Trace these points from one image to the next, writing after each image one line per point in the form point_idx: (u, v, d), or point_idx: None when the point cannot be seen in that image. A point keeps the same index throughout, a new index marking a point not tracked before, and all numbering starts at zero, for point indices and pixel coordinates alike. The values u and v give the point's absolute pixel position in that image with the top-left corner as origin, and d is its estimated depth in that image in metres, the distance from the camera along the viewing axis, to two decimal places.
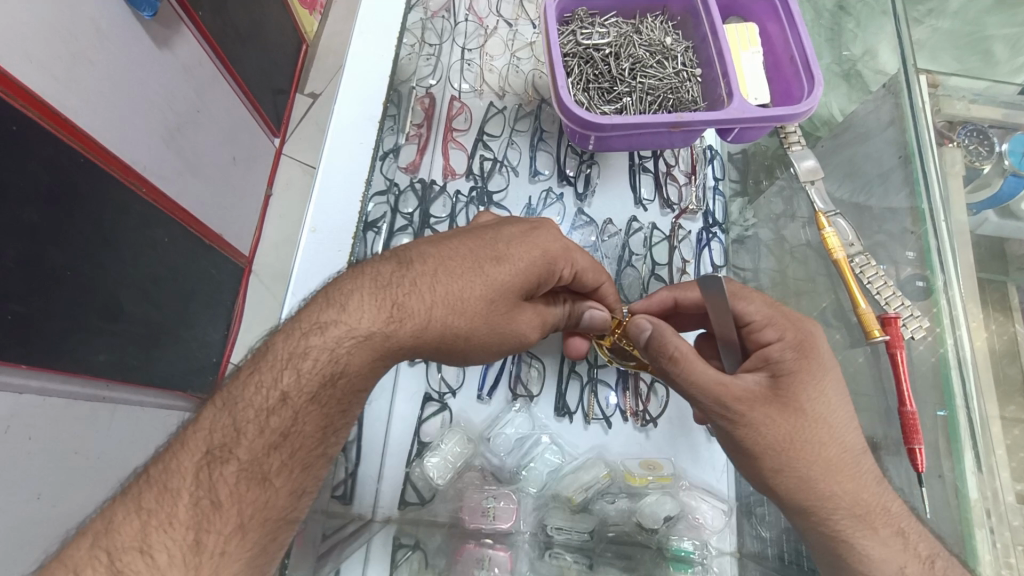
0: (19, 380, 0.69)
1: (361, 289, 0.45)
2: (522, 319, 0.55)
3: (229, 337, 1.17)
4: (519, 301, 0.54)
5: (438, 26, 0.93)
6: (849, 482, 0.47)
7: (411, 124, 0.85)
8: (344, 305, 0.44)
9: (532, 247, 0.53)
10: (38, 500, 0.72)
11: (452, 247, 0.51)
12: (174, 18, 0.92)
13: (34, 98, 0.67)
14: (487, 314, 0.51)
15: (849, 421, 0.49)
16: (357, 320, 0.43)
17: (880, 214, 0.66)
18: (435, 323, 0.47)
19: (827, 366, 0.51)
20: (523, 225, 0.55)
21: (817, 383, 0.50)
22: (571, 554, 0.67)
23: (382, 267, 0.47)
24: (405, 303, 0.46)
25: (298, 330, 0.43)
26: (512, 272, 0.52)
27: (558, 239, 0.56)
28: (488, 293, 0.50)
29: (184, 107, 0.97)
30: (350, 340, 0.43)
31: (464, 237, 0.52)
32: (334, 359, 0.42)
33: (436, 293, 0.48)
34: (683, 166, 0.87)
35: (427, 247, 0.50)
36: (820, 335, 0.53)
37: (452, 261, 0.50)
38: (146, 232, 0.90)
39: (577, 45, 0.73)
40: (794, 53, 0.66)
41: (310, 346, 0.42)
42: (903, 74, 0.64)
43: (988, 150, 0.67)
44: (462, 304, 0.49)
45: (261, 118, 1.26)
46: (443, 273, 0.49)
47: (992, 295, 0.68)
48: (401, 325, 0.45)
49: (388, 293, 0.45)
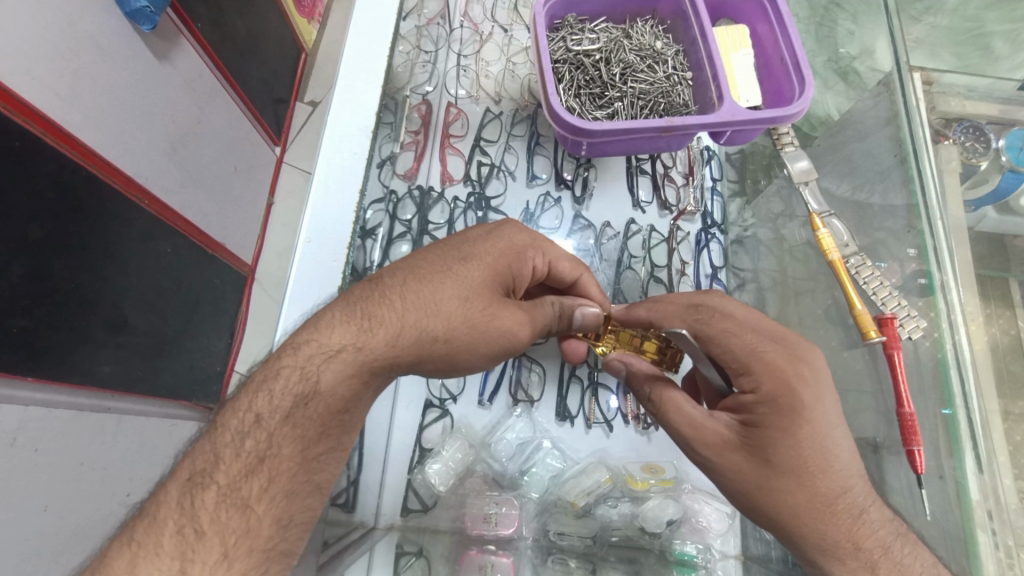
0: (26, 393, 0.70)
1: (335, 307, 0.47)
2: (500, 314, 0.52)
3: (233, 346, 1.17)
4: (499, 299, 0.53)
5: (434, 33, 0.94)
6: (827, 517, 0.47)
7: (407, 131, 0.87)
8: (316, 326, 0.46)
9: (495, 245, 0.55)
10: (46, 512, 0.72)
11: (421, 258, 0.52)
12: (174, 31, 0.93)
13: (37, 114, 0.68)
14: (464, 312, 0.50)
15: (836, 459, 0.47)
16: (327, 337, 0.45)
17: (879, 213, 0.66)
18: (404, 330, 0.47)
19: (805, 405, 0.47)
20: (487, 227, 0.58)
21: (794, 433, 0.47)
22: (575, 560, 0.68)
23: (355, 290, 0.49)
24: (374, 313, 0.47)
25: (275, 354, 0.45)
26: (483, 272, 0.53)
27: (519, 231, 0.58)
28: (460, 293, 0.50)
29: (185, 119, 0.98)
30: (320, 356, 0.44)
31: (433, 248, 0.54)
32: (304, 375, 0.43)
33: (405, 302, 0.48)
34: (681, 167, 0.87)
35: (399, 265, 0.52)
36: (811, 363, 0.49)
37: (420, 267, 0.51)
38: (150, 243, 0.91)
39: (567, 51, 0.73)
40: (784, 54, 0.66)
41: (287, 359, 0.44)
42: (897, 73, 0.64)
43: (985, 146, 0.66)
44: (433, 308, 0.49)
45: (262, 128, 1.27)
46: (412, 280, 0.50)
47: (996, 291, 0.68)
48: (371, 333, 0.46)
49: (359, 307, 0.47)
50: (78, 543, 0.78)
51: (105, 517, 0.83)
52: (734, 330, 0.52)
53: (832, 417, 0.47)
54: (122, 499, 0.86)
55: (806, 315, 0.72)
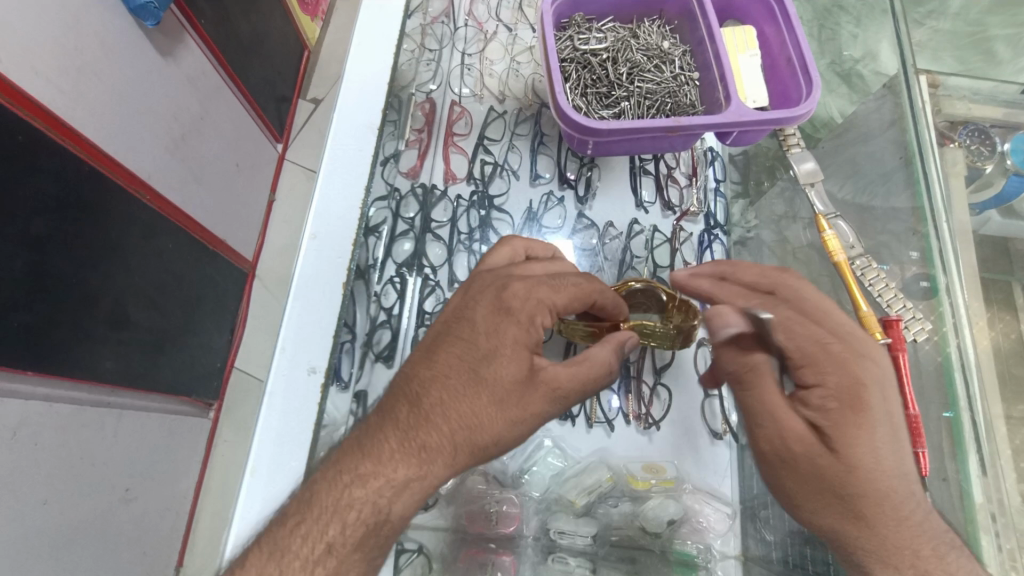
0: (26, 388, 0.70)
1: (385, 434, 0.47)
2: (544, 396, 0.50)
3: (233, 342, 1.17)
4: (538, 387, 0.50)
5: (438, 31, 0.94)
6: (893, 522, 0.46)
7: (411, 128, 0.86)
8: (377, 457, 0.45)
9: (512, 325, 0.51)
10: (45, 507, 0.72)
11: (447, 365, 0.49)
12: (178, 27, 0.93)
13: (40, 109, 0.68)
14: (514, 412, 0.49)
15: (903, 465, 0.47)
16: (393, 471, 0.45)
17: (883, 215, 0.66)
18: (462, 446, 0.47)
19: (875, 413, 0.47)
20: (492, 299, 0.52)
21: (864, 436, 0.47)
22: (575, 559, 0.68)
23: (397, 409, 0.48)
24: (426, 435, 0.46)
25: (340, 482, 0.45)
26: (515, 361, 0.49)
27: (531, 298, 0.52)
28: (503, 396, 0.48)
29: (188, 115, 0.98)
30: (389, 489, 0.45)
31: (451, 342, 0.51)
32: (376, 510, 0.44)
33: (453, 419, 0.47)
34: (684, 168, 0.87)
35: (428, 372, 0.49)
36: (874, 370, 0.49)
37: (449, 375, 0.49)
38: (153, 239, 0.91)
39: (574, 51, 0.73)
40: (791, 54, 0.66)
41: (351, 499, 0.44)
42: (903, 76, 0.64)
43: (989, 150, 0.66)
44: (480, 421, 0.48)
45: (264, 125, 1.27)
46: (450, 393, 0.48)
47: (999, 294, 0.68)
48: (432, 457, 0.46)
49: (410, 432, 0.46)
50: (77, 538, 0.78)
51: (105, 512, 0.82)
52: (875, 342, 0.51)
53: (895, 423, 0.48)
54: (122, 494, 0.86)
55: None
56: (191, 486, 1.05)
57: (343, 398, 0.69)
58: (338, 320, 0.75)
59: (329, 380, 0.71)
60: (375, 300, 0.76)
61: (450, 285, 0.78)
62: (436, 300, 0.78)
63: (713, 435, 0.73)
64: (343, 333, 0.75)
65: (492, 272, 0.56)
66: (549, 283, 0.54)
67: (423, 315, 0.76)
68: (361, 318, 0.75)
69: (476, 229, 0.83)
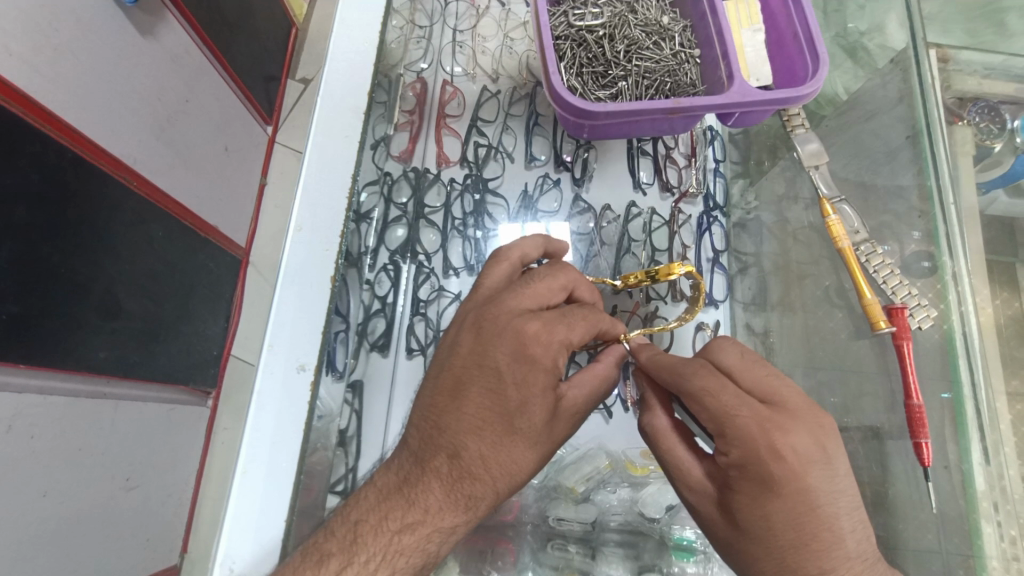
0: (18, 380, 0.69)
1: (428, 486, 0.48)
2: (568, 424, 0.51)
3: (229, 330, 1.15)
4: (563, 420, 0.50)
5: (428, 7, 0.91)
6: (779, 568, 0.43)
7: (401, 111, 0.84)
8: (426, 506, 0.47)
9: (537, 371, 0.48)
10: (44, 498, 0.72)
11: (476, 411, 0.48)
12: (158, 5, 0.90)
13: (16, 91, 0.66)
14: (546, 447, 0.50)
15: (824, 517, 0.42)
16: (441, 519, 0.47)
17: (888, 195, 0.64)
18: (503, 490, 0.48)
19: (778, 479, 0.42)
20: (514, 346, 0.48)
21: (762, 496, 0.43)
22: (575, 545, 0.68)
23: (434, 460, 0.48)
24: (470, 486, 0.48)
25: (389, 528, 0.47)
26: (543, 407, 0.48)
27: (553, 342, 0.49)
28: (536, 440, 0.49)
29: (172, 96, 0.95)
30: (438, 534, 0.47)
31: (476, 391, 0.48)
32: (426, 552, 0.47)
33: (493, 470, 0.48)
34: (683, 148, 0.84)
35: (459, 420, 0.48)
36: (793, 430, 0.43)
37: (482, 429, 0.48)
38: (143, 226, 0.89)
39: (569, 28, 0.71)
40: (798, 29, 0.63)
41: (402, 546, 0.47)
42: (911, 49, 0.62)
43: (999, 128, 0.65)
44: (515, 468, 0.48)
45: (253, 107, 1.24)
46: (487, 446, 0.47)
47: (1003, 275, 0.66)
48: (477, 502, 0.48)
49: (454, 484, 0.47)
50: (79, 527, 0.77)
51: (105, 502, 0.82)
52: (715, 388, 0.46)
53: (836, 475, 0.43)
54: (121, 483, 0.86)
55: (809, 298, 0.71)
56: (191, 474, 1.04)
57: (339, 387, 0.69)
58: (332, 305, 0.69)
59: (322, 370, 0.67)
60: (368, 287, 0.76)
61: (444, 272, 0.79)
62: (431, 288, 0.78)
63: None
64: (336, 321, 0.70)
65: (505, 307, 0.51)
66: (565, 318, 0.50)
67: (419, 303, 0.77)
68: (354, 306, 0.73)
69: (470, 215, 0.81)
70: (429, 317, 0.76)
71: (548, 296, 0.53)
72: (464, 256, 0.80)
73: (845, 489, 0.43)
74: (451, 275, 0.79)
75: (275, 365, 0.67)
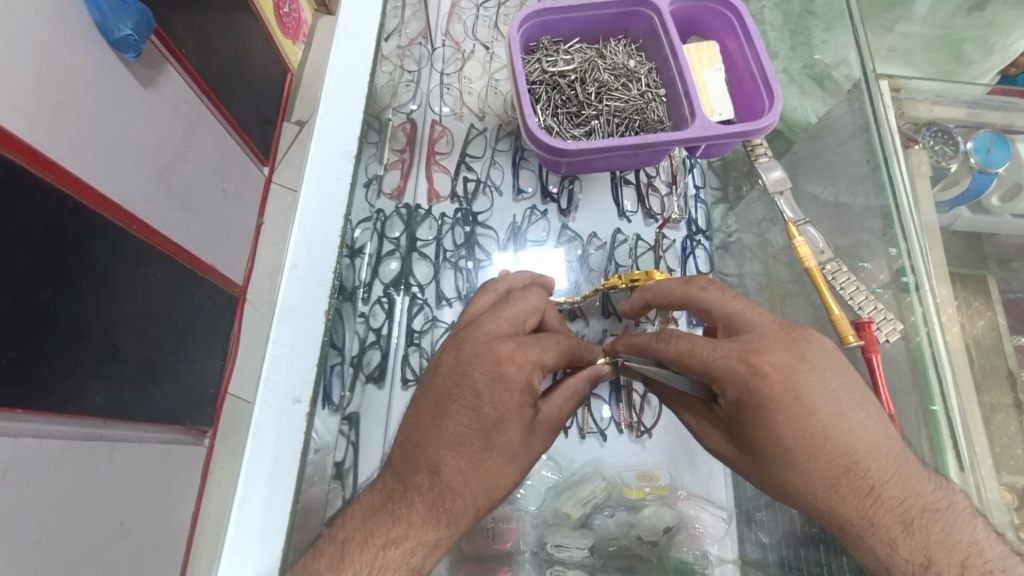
0: (16, 425, 0.70)
1: (410, 502, 0.49)
2: (544, 437, 0.53)
3: (227, 368, 1.15)
4: (536, 432, 0.52)
5: (416, 53, 0.96)
6: (821, 481, 0.45)
7: (392, 150, 0.88)
8: (408, 521, 0.48)
9: (510, 391, 0.49)
10: (38, 544, 0.71)
11: (455, 430, 0.49)
12: (157, 58, 0.95)
13: (21, 145, 0.69)
14: (524, 460, 0.51)
15: (829, 419, 0.45)
16: (424, 534, 0.48)
17: (859, 215, 0.67)
18: (484, 505, 0.49)
19: (772, 398, 0.45)
20: (488, 366, 0.49)
21: (768, 420, 0.46)
22: (573, 572, 0.67)
23: (415, 477, 0.49)
24: (451, 501, 0.49)
25: (374, 543, 0.48)
26: (519, 423, 0.50)
27: (527, 362, 0.49)
28: (512, 456, 0.50)
29: (171, 143, 0.98)
30: (421, 549, 0.48)
31: (455, 410, 0.49)
32: (409, 566, 0.47)
33: (473, 486, 0.49)
34: (664, 176, 0.88)
35: (437, 439, 0.49)
36: (766, 354, 0.45)
37: (460, 446, 0.49)
38: (141, 269, 0.91)
39: (543, 73, 0.74)
40: (754, 69, 0.67)
41: (387, 561, 0.47)
42: (864, 82, 0.67)
43: (953, 149, 0.68)
44: (494, 481, 0.50)
45: (250, 149, 1.28)
46: (466, 463, 0.49)
47: (974, 287, 0.69)
48: (458, 517, 0.49)
49: (435, 500, 0.49)
50: (73, 573, 0.77)
51: (100, 547, 0.81)
52: (688, 346, 0.48)
53: (825, 381, 0.45)
54: (117, 527, 0.85)
55: (792, 316, 0.73)
56: (189, 516, 1.03)
57: (334, 419, 0.68)
58: (326, 335, 0.71)
59: (318, 403, 0.67)
60: (363, 319, 0.78)
61: (437, 303, 0.81)
62: (424, 318, 0.80)
63: None
64: (331, 354, 0.72)
65: (483, 330, 0.51)
66: (539, 339, 0.51)
67: (413, 334, 0.78)
68: (349, 339, 0.75)
69: (462, 247, 0.84)
70: (423, 347, 0.78)
71: (524, 318, 0.54)
72: (456, 286, 0.82)
73: (856, 417, 0.45)
74: (444, 305, 0.81)
75: (272, 398, 0.73)
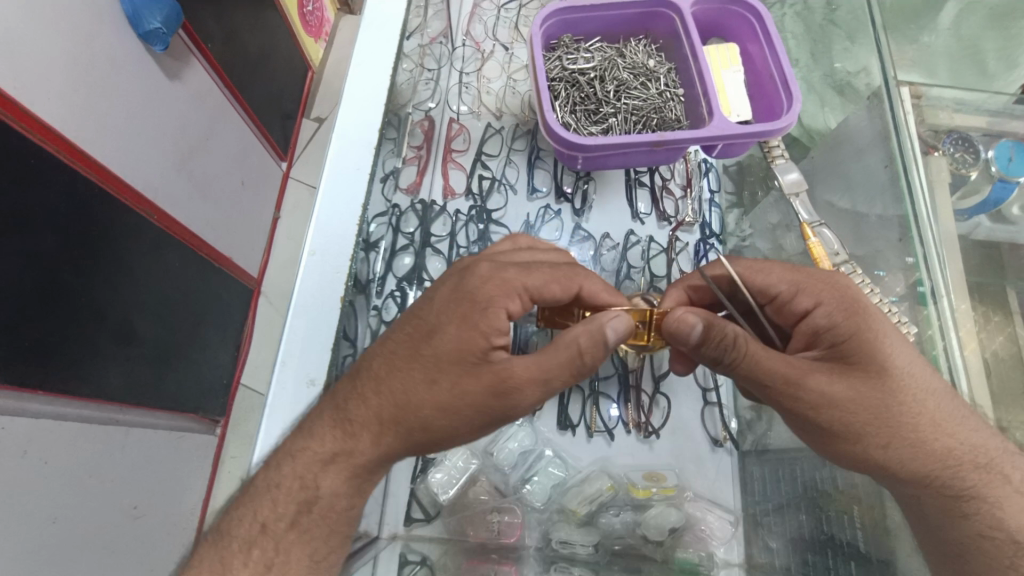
0: (37, 406, 0.72)
1: (325, 412, 0.52)
2: (480, 375, 0.49)
3: (239, 358, 1.17)
4: (474, 364, 0.49)
5: (436, 51, 0.97)
6: (914, 408, 0.50)
7: (410, 146, 0.89)
8: (314, 431, 0.51)
9: (453, 312, 0.51)
10: (53, 524, 0.73)
11: (392, 343, 0.52)
12: (185, 51, 0.97)
13: (55, 134, 0.71)
14: (446, 388, 0.49)
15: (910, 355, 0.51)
16: (323, 444, 0.50)
17: (877, 223, 0.66)
18: (387, 423, 0.49)
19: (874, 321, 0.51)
20: (454, 286, 0.52)
21: (875, 345, 0.50)
22: (577, 568, 0.68)
23: (340, 387, 0.52)
24: (355, 413, 0.50)
25: (279, 454, 0.51)
26: (451, 340, 0.50)
27: (490, 283, 0.51)
28: (434, 377, 0.49)
29: (194, 135, 1.01)
30: (317, 462, 0.50)
31: (402, 326, 0.53)
32: (304, 484, 0.49)
33: (381, 400, 0.49)
34: (679, 179, 0.88)
35: (377, 352, 0.52)
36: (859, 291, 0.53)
37: (390, 358, 0.51)
38: (160, 258, 0.93)
39: (563, 70, 0.75)
40: (773, 71, 0.68)
41: (290, 467, 0.50)
42: (885, 89, 0.66)
43: (974, 157, 0.68)
44: (405, 402, 0.49)
45: (270, 144, 1.30)
46: (383, 374, 0.50)
47: (993, 299, 0.68)
48: (361, 434, 0.49)
49: (343, 411, 0.50)
50: (85, 552, 0.78)
51: (111, 529, 0.83)
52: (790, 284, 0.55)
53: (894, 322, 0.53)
54: (128, 511, 0.87)
55: None
56: (197, 504, 1.04)
57: None
58: (339, 329, 0.75)
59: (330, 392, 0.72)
60: (376, 313, 0.80)
61: None
62: None
63: (713, 442, 0.74)
64: (344, 345, 0.76)
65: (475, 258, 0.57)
66: (520, 267, 0.53)
67: None
68: (362, 331, 0.78)
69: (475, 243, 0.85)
70: None
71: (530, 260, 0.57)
72: None
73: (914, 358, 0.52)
74: None
75: (286, 381, 0.73)
